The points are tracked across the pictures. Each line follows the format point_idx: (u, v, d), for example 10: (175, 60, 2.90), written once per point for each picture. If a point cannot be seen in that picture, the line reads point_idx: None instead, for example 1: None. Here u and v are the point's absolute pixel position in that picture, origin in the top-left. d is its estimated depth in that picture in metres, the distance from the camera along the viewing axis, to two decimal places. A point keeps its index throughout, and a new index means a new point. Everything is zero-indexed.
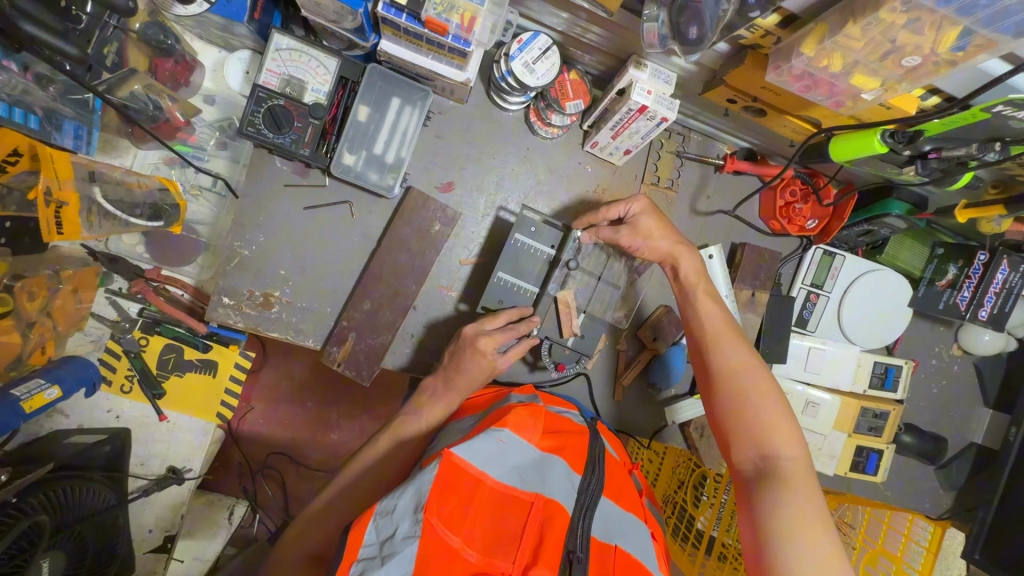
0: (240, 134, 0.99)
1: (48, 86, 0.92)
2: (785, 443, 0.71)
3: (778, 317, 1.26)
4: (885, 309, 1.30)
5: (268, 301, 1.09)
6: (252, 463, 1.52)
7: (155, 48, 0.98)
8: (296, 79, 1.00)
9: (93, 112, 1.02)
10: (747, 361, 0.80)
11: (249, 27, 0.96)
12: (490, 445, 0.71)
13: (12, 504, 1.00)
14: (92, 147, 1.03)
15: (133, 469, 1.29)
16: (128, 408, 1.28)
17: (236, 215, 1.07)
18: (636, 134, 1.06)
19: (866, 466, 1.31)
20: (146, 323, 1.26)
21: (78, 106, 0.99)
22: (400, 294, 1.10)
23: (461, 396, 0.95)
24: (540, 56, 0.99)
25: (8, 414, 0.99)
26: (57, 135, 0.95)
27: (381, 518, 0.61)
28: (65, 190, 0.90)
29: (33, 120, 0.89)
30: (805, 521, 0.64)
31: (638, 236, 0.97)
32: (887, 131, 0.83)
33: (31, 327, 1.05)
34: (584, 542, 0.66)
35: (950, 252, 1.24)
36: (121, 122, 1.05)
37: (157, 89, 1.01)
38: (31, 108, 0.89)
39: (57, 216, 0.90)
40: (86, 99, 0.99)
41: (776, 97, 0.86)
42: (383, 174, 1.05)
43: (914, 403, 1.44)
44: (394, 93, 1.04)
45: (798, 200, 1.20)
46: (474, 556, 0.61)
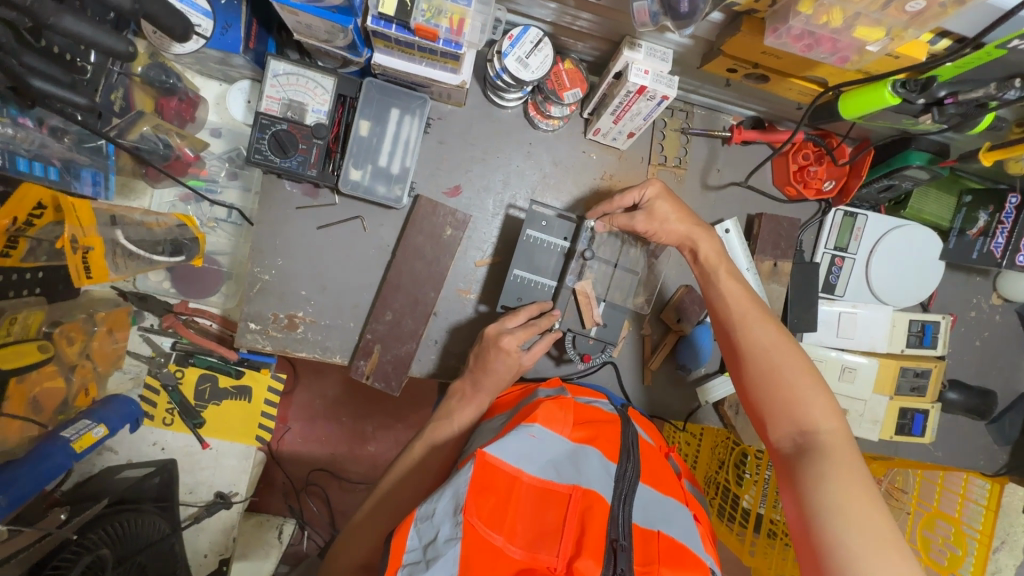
0: (248, 162, 1.01)
1: (64, 137, 0.93)
2: (823, 416, 0.69)
3: (804, 285, 1.23)
4: (915, 265, 1.26)
5: (293, 323, 1.12)
6: (295, 481, 1.55)
7: (159, 88, 1.01)
8: (296, 102, 1.02)
9: (108, 158, 1.02)
10: (776, 335, 0.77)
11: (245, 57, 0.97)
12: (521, 441, 0.72)
13: (74, 542, 1.05)
14: (111, 191, 1.05)
15: (183, 497, 1.35)
16: (172, 440, 1.33)
17: (254, 243, 1.10)
18: (638, 116, 1.05)
19: (912, 427, 1.27)
20: (180, 356, 1.29)
21: (93, 153, 1.00)
22: (421, 302, 1.11)
23: (490, 397, 0.95)
24: (533, 50, 0.98)
25: (60, 455, 1.02)
26: (76, 184, 0.97)
27: (421, 523, 0.62)
28: (91, 236, 0.85)
29: (53, 171, 0.92)
30: (853, 494, 0.61)
31: (654, 221, 0.93)
32: (898, 81, 0.80)
33: (73, 370, 1.10)
34: (626, 529, 0.66)
35: (978, 199, 1.19)
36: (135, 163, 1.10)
37: (163, 128, 1.05)
38: (50, 161, 0.91)
39: (85, 262, 0.86)
40: (100, 146, 0.99)
41: (777, 61, 0.84)
42: (390, 186, 1.06)
43: (958, 358, 1.39)
44: (392, 104, 1.04)
45: (811, 163, 1.19)
46: (518, 552, 0.62)
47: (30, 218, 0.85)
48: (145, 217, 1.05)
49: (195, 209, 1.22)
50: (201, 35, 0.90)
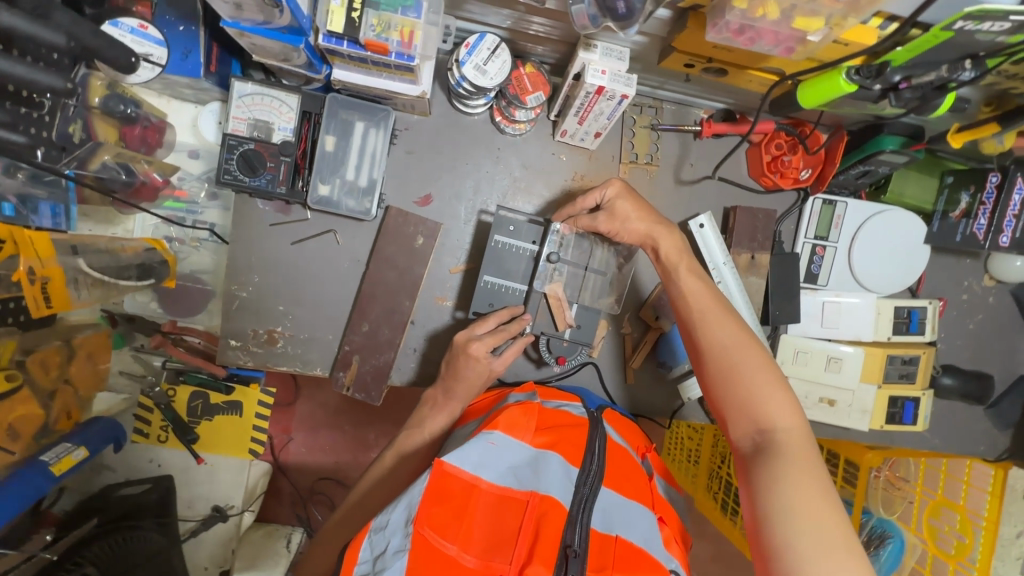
0: (218, 183, 1.03)
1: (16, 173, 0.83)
2: (781, 415, 0.69)
3: (785, 276, 1.22)
4: (899, 251, 1.23)
5: (272, 338, 1.14)
6: (301, 491, 1.55)
7: (120, 118, 0.96)
8: (262, 121, 1.04)
9: (68, 188, 0.93)
10: (736, 333, 0.77)
11: (209, 80, 0.98)
12: (481, 448, 0.73)
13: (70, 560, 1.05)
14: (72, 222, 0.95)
15: (182, 512, 1.38)
16: (168, 456, 1.37)
17: (230, 261, 1.12)
18: (601, 115, 1.05)
19: (904, 416, 1.26)
20: (171, 375, 1.32)
21: (51, 186, 0.90)
22: (397, 312, 1.12)
23: (462, 404, 0.96)
24: (490, 56, 0.99)
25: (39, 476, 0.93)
26: (35, 219, 0.88)
27: (375, 534, 0.64)
28: (48, 267, 0.84)
29: (8, 208, 0.82)
30: (806, 495, 0.61)
31: (616, 220, 0.95)
32: (852, 68, 0.78)
33: (52, 397, 1.00)
34: (582, 535, 0.68)
35: (959, 179, 1.17)
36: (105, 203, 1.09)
37: (128, 155, 0.97)
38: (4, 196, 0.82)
39: (45, 294, 0.84)
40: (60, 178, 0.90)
41: (729, 54, 0.84)
42: (359, 199, 1.09)
43: (951, 343, 1.36)
44: (357, 118, 1.06)
45: (785, 152, 1.16)
46: (472, 561, 0.64)
47: None
48: (111, 243, 1.02)
49: (178, 229, 1.20)
50: (155, 63, 0.92)
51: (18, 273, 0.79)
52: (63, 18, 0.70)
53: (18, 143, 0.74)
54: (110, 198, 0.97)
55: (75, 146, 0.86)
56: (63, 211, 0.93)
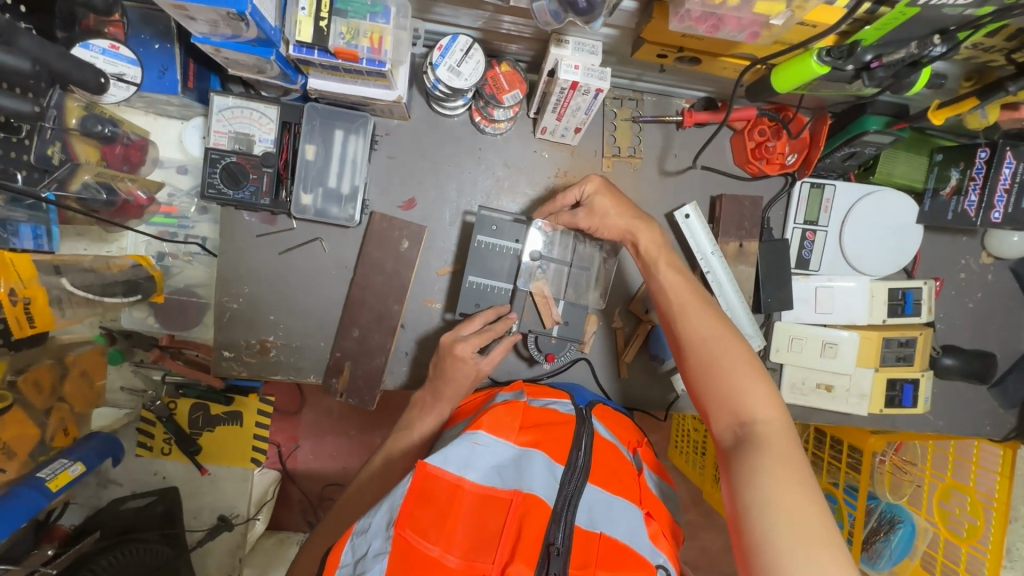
0: (203, 197, 1.04)
1: None
2: (761, 407, 0.68)
3: (775, 262, 1.20)
4: (891, 232, 1.22)
5: (264, 347, 1.15)
6: (311, 497, 1.58)
7: (100, 139, 0.96)
8: (242, 134, 1.05)
9: (50, 210, 0.94)
10: (716, 326, 0.76)
11: (187, 96, 1.00)
12: (464, 449, 0.74)
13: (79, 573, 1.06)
14: (56, 242, 0.97)
15: (189, 523, 1.41)
16: (172, 468, 1.39)
17: (219, 274, 1.13)
18: (579, 111, 1.04)
19: (903, 399, 1.24)
20: (170, 388, 1.33)
21: (33, 208, 0.92)
22: (386, 316, 1.13)
23: (451, 405, 0.97)
24: (463, 57, 0.99)
25: (34, 493, 0.94)
26: (15, 241, 0.89)
27: (356, 537, 0.65)
28: (32, 287, 0.83)
29: None
30: (785, 488, 0.60)
31: (595, 216, 0.96)
32: (823, 50, 0.77)
33: (48, 414, 1.03)
34: (566, 532, 0.69)
35: (949, 156, 1.14)
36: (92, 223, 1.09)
37: (109, 175, 0.99)
38: None
39: (28, 314, 0.83)
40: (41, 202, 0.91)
41: (699, 42, 0.84)
42: (342, 206, 1.10)
43: (951, 323, 1.34)
44: (336, 126, 1.07)
45: (769, 138, 1.15)
46: (454, 561, 0.64)
47: None
48: (95, 263, 1.03)
49: (170, 245, 1.20)
50: (130, 82, 0.93)
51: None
52: (28, 43, 0.72)
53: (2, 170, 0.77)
54: (94, 219, 0.99)
55: (54, 168, 0.86)
56: (45, 232, 0.94)
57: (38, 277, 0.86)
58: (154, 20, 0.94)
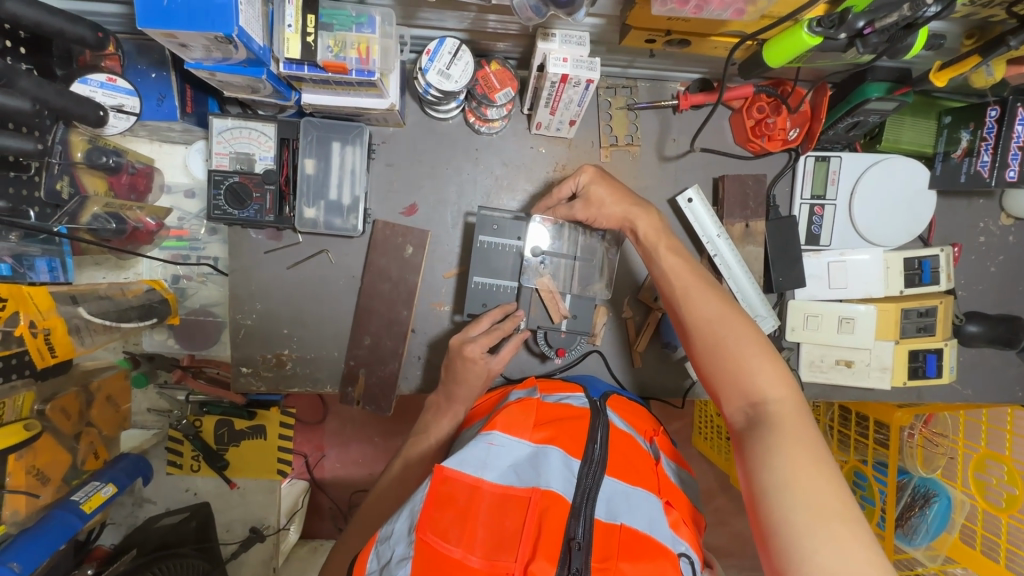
0: (209, 218, 1.07)
1: (9, 234, 0.88)
2: (771, 386, 0.67)
3: (784, 240, 1.18)
4: (902, 200, 1.19)
5: (280, 361, 1.17)
6: (340, 505, 1.61)
7: (106, 170, 0.99)
8: (243, 154, 1.07)
9: (63, 243, 0.98)
10: (721, 307, 0.76)
11: (187, 121, 1.03)
12: (480, 449, 0.75)
13: None
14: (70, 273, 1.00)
15: (222, 536, 1.44)
16: (202, 484, 1.43)
17: (232, 292, 1.16)
18: (571, 103, 1.04)
19: (927, 369, 1.21)
20: (195, 407, 1.37)
21: (46, 242, 0.95)
22: (396, 323, 1.14)
23: (465, 406, 0.97)
24: (452, 60, 0.99)
25: (69, 513, 0.98)
26: (32, 275, 0.92)
27: (381, 544, 0.67)
28: (51, 318, 0.86)
29: (4, 268, 0.86)
30: (801, 467, 0.59)
31: (592, 207, 0.96)
32: (813, 21, 0.76)
33: (78, 439, 1.06)
34: (586, 526, 0.69)
35: (958, 118, 1.11)
36: (107, 252, 1.13)
37: (117, 204, 1.01)
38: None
39: (49, 345, 0.86)
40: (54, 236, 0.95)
41: (686, 24, 0.83)
42: (344, 217, 1.11)
43: (973, 289, 1.30)
44: (332, 138, 1.08)
45: (768, 114, 1.13)
46: (477, 562, 0.65)
47: None
48: (111, 290, 1.05)
49: (183, 267, 1.23)
50: (130, 112, 0.96)
51: (18, 328, 0.81)
52: (28, 84, 0.74)
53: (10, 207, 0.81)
54: (105, 247, 1.02)
55: (64, 203, 0.90)
56: (59, 265, 0.98)
57: (57, 308, 0.88)
58: (148, 50, 0.97)
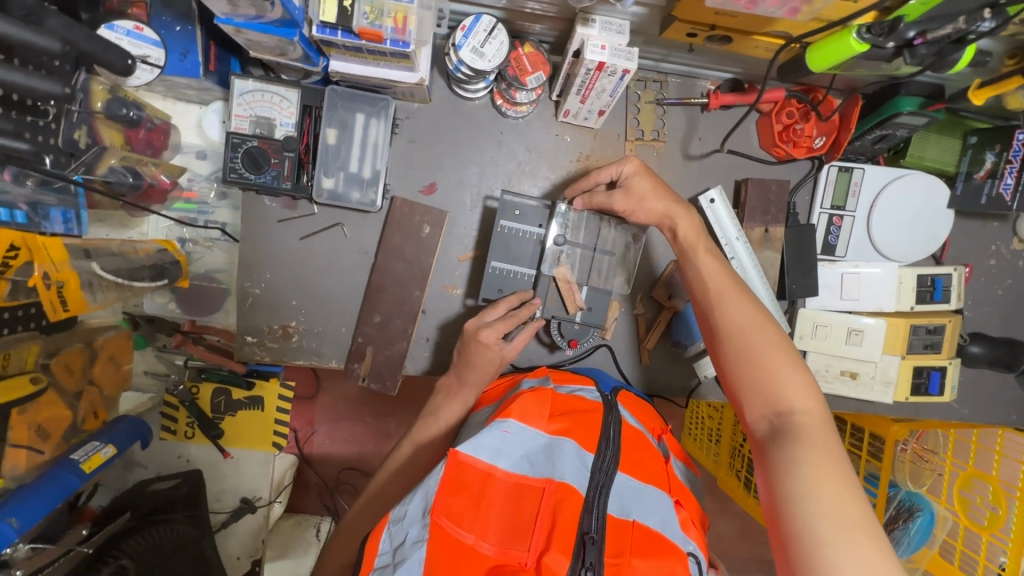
0: (224, 181, 1.04)
1: (25, 181, 0.83)
2: (799, 397, 0.67)
3: (801, 247, 1.18)
4: (919, 217, 1.19)
5: (287, 333, 1.15)
6: (328, 481, 1.60)
7: (125, 123, 0.95)
8: (264, 117, 1.04)
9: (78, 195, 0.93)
10: (755, 315, 0.75)
11: (209, 80, 1.00)
12: (496, 437, 0.74)
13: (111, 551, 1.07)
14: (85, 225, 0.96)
15: (213, 505, 1.43)
16: (195, 451, 1.41)
17: (241, 260, 1.13)
18: (604, 92, 1.02)
19: (930, 386, 1.22)
20: (192, 373, 1.34)
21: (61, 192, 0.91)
22: (407, 303, 1.13)
23: (476, 391, 0.97)
24: (487, 38, 0.97)
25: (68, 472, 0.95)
26: (46, 225, 0.89)
27: (394, 525, 0.67)
28: (63, 271, 0.84)
29: (19, 215, 0.84)
30: (825, 477, 0.59)
31: (632, 199, 0.94)
32: (863, 26, 0.75)
33: (79, 397, 1.04)
34: (599, 522, 0.69)
35: (984, 138, 1.11)
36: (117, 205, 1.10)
37: (134, 158, 0.98)
38: (14, 204, 0.83)
39: (61, 298, 0.84)
40: (67, 185, 0.90)
41: (734, 20, 0.82)
42: (363, 190, 1.09)
43: (979, 310, 1.30)
44: (357, 109, 1.06)
45: (797, 120, 1.13)
46: (489, 549, 0.66)
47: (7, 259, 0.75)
48: (123, 246, 1.03)
49: (190, 230, 1.21)
50: (153, 65, 0.94)
51: (31, 278, 0.80)
52: (55, 24, 0.74)
53: (27, 151, 0.78)
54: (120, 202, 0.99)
55: (81, 152, 0.87)
56: (74, 216, 0.94)
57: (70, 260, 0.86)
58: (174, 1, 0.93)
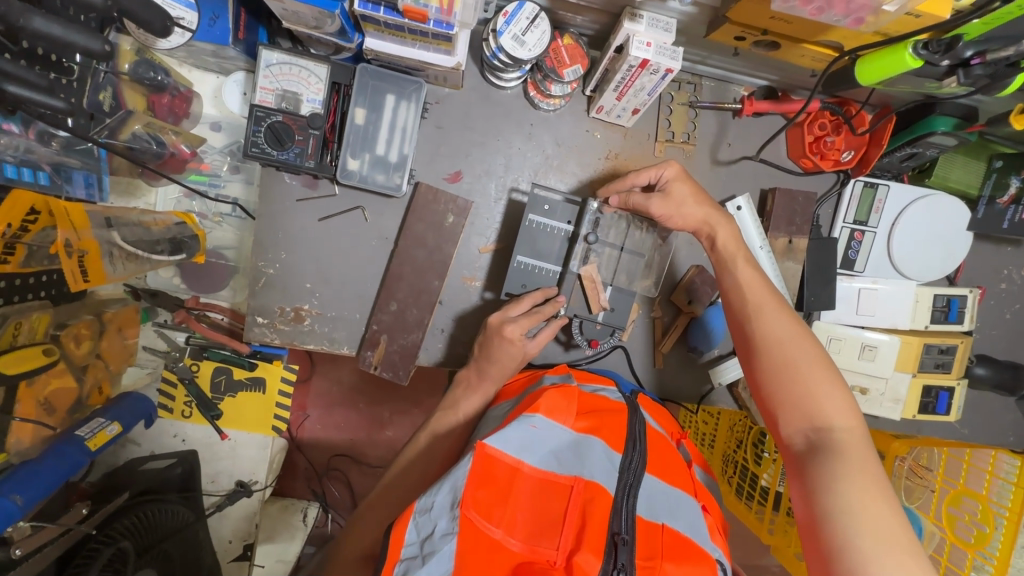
0: (245, 155, 0.99)
1: (51, 141, 0.85)
2: (838, 414, 0.68)
3: (822, 260, 1.18)
4: (939, 237, 1.20)
5: (299, 316, 1.12)
6: (317, 466, 1.54)
7: (150, 86, 0.98)
8: (290, 92, 0.99)
9: (101, 160, 0.96)
10: (795, 330, 0.76)
11: (237, 49, 0.97)
12: (524, 431, 0.72)
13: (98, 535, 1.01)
14: (105, 193, 1.00)
15: (205, 486, 1.36)
16: (191, 430, 1.34)
17: (256, 237, 1.09)
18: (642, 91, 1.00)
19: (937, 406, 1.23)
20: (194, 351, 1.27)
21: (85, 156, 0.93)
22: (425, 292, 1.09)
23: (496, 385, 0.96)
24: (529, 26, 0.94)
25: (75, 451, 0.96)
26: (69, 188, 0.92)
27: (420, 516, 0.64)
28: (85, 239, 0.83)
29: (43, 177, 0.86)
30: (866, 495, 0.61)
31: (671, 203, 0.94)
32: (920, 41, 0.75)
33: (85, 371, 1.03)
34: (629, 523, 0.68)
35: (1010, 163, 1.12)
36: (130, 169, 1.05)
37: (158, 125, 1.00)
38: (39, 166, 0.85)
39: (82, 266, 0.83)
40: (92, 148, 0.93)
41: (789, 26, 0.81)
42: (389, 173, 1.05)
43: (986, 333, 1.32)
44: (387, 90, 1.03)
45: (828, 133, 1.12)
46: (517, 545, 0.64)
47: (24, 225, 0.77)
48: (141, 217, 1.00)
49: (201, 203, 1.19)
50: (185, 28, 0.90)
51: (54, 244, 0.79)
52: None
53: (54, 108, 0.73)
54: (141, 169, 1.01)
55: (106, 116, 0.88)
56: (96, 181, 0.97)
57: (91, 228, 0.85)
58: None
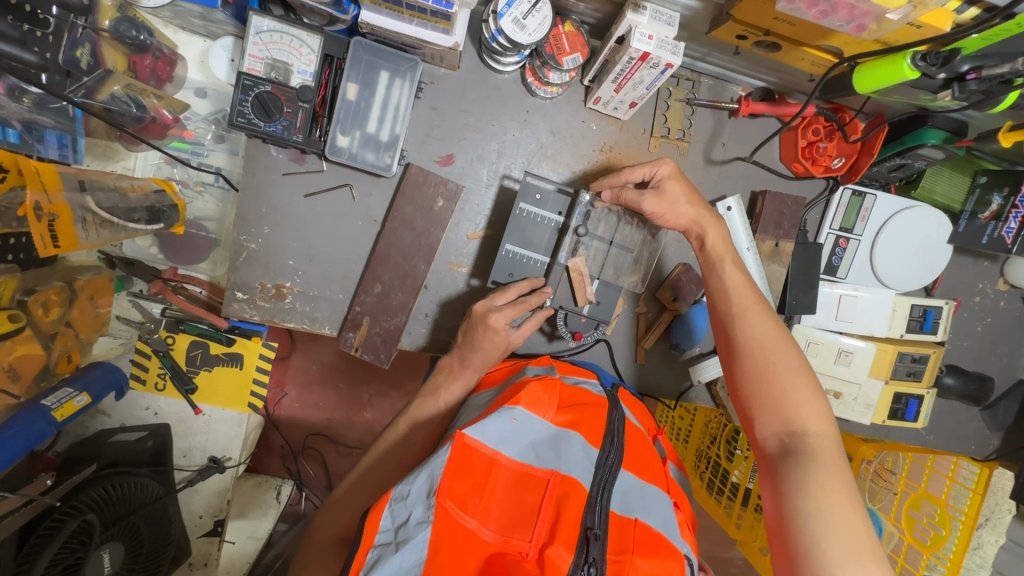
0: (230, 125, 0.96)
1: (21, 96, 0.84)
2: (813, 419, 0.70)
3: (806, 264, 1.20)
4: (920, 248, 1.22)
5: (280, 293, 1.09)
6: (293, 445, 1.53)
7: (131, 45, 0.93)
8: (280, 62, 0.97)
9: (76, 120, 0.94)
10: (777, 334, 0.77)
11: (226, 12, 0.95)
12: (504, 424, 0.72)
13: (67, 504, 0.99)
14: (80, 154, 0.96)
15: (178, 461, 1.33)
16: (165, 404, 1.31)
17: (238, 210, 1.06)
18: (640, 84, 0.98)
19: (906, 412, 1.26)
20: (170, 322, 1.24)
21: (58, 114, 0.91)
22: (411, 276, 1.08)
23: (477, 373, 0.96)
24: (530, 10, 0.92)
25: (41, 421, 0.93)
26: (40, 147, 0.89)
27: (396, 503, 0.64)
28: (56, 202, 0.80)
29: (12, 134, 0.82)
30: (833, 497, 0.63)
31: (664, 200, 0.93)
32: (918, 53, 0.76)
33: (53, 339, 1.00)
34: (602, 518, 0.68)
35: (992, 180, 1.15)
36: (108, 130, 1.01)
37: (139, 87, 0.96)
38: (8, 122, 0.82)
39: (53, 231, 0.79)
40: (67, 106, 0.91)
41: (791, 27, 0.80)
42: (379, 153, 1.03)
43: (957, 343, 1.36)
44: (381, 66, 1.00)
45: (821, 138, 1.12)
46: (490, 535, 0.65)
47: None
48: (119, 182, 0.98)
49: (182, 172, 1.15)
50: None
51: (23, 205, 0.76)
52: None
53: (28, 62, 0.76)
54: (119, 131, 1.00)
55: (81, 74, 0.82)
56: (70, 142, 0.94)
57: (63, 191, 0.82)
58: None
